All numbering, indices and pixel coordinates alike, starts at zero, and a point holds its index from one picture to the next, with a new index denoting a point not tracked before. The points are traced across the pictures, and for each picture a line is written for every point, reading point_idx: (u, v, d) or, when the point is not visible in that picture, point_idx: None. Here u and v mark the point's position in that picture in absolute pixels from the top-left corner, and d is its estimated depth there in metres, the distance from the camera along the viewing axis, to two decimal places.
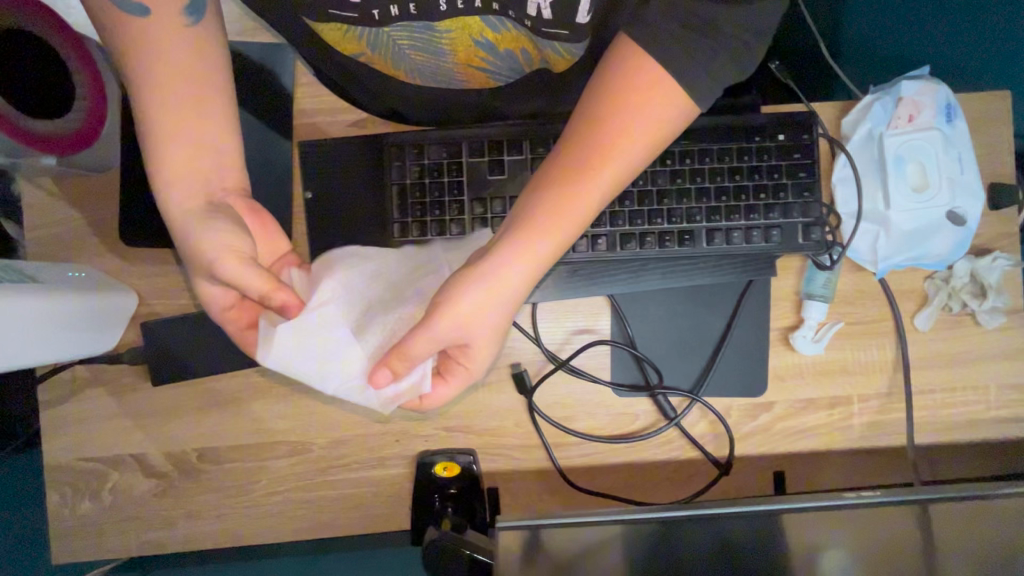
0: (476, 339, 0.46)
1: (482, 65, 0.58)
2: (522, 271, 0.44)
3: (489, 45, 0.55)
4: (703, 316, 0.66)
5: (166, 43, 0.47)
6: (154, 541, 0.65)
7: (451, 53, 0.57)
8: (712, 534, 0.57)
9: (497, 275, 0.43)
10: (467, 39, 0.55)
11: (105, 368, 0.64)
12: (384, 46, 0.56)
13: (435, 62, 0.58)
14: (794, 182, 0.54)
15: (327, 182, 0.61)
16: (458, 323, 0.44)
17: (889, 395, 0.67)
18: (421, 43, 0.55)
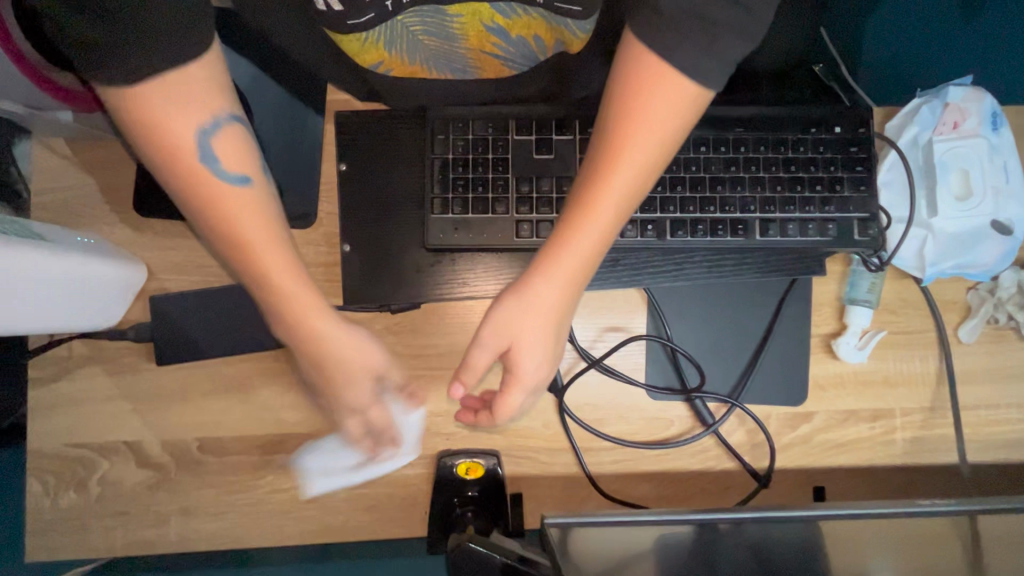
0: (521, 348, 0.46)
1: (494, 48, 0.54)
2: (556, 278, 0.45)
3: (502, 30, 0.52)
4: (744, 319, 0.63)
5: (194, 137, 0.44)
6: (143, 539, 0.59)
7: (462, 38, 0.53)
8: (757, 548, 0.52)
9: (533, 286, 0.45)
10: (478, 25, 0.51)
11: (106, 345, 0.59)
12: (395, 41, 0.52)
13: (447, 50, 0.54)
14: (850, 175, 0.53)
15: (364, 160, 0.60)
16: (502, 333, 0.46)
17: (934, 409, 0.64)
18: (433, 31, 0.51)
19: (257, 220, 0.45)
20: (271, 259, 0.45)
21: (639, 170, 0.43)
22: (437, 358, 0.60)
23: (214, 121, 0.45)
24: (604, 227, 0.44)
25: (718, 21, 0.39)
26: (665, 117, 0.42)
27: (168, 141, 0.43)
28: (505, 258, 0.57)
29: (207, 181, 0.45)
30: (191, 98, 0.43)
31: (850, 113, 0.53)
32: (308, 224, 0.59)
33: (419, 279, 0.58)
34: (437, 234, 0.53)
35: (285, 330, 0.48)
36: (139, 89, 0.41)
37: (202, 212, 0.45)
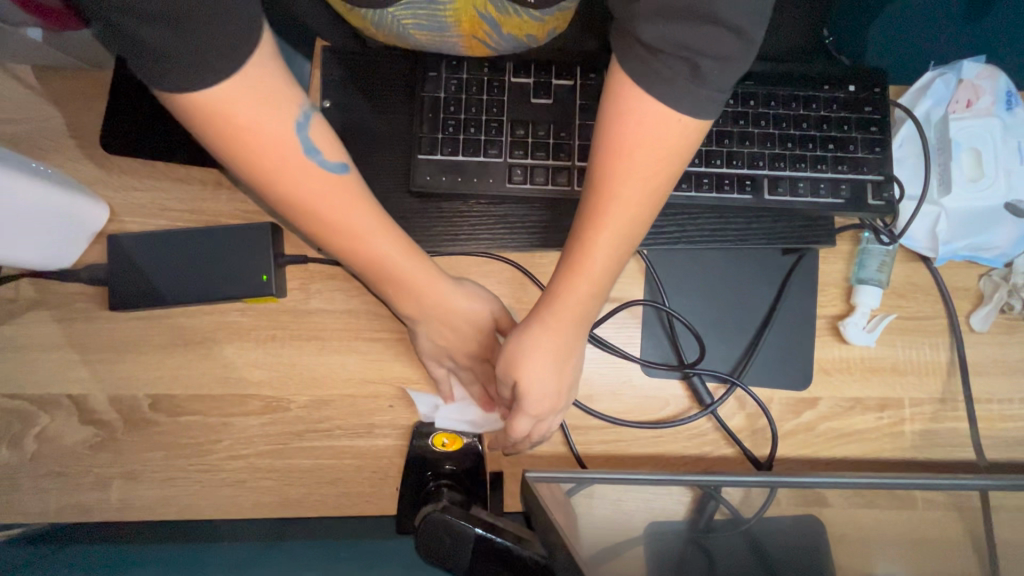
0: (532, 381, 0.48)
1: (488, 43, 0.50)
2: (567, 313, 0.47)
3: (496, 23, 0.48)
4: (747, 294, 0.60)
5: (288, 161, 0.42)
6: (80, 504, 0.53)
7: (455, 31, 0.49)
8: None
9: (550, 318, 0.47)
10: (472, 16, 0.47)
11: (57, 288, 0.55)
12: (387, 27, 0.49)
13: (439, 42, 0.50)
14: (864, 135, 0.52)
15: (349, 102, 0.56)
16: (516, 366, 0.49)
17: (945, 400, 0.60)
18: (424, 21, 0.47)
19: (358, 210, 0.44)
20: (382, 246, 0.46)
21: (638, 207, 0.44)
22: None
23: (303, 116, 0.42)
24: (607, 266, 0.46)
25: (699, 45, 0.38)
26: (661, 154, 0.42)
27: (263, 143, 0.40)
28: (497, 208, 0.54)
29: (301, 173, 0.42)
30: (273, 95, 0.40)
31: (865, 74, 0.53)
32: None
33: (402, 227, 0.54)
34: (423, 175, 0.51)
35: (401, 299, 0.49)
36: (241, 118, 0.39)
37: (300, 212, 0.44)
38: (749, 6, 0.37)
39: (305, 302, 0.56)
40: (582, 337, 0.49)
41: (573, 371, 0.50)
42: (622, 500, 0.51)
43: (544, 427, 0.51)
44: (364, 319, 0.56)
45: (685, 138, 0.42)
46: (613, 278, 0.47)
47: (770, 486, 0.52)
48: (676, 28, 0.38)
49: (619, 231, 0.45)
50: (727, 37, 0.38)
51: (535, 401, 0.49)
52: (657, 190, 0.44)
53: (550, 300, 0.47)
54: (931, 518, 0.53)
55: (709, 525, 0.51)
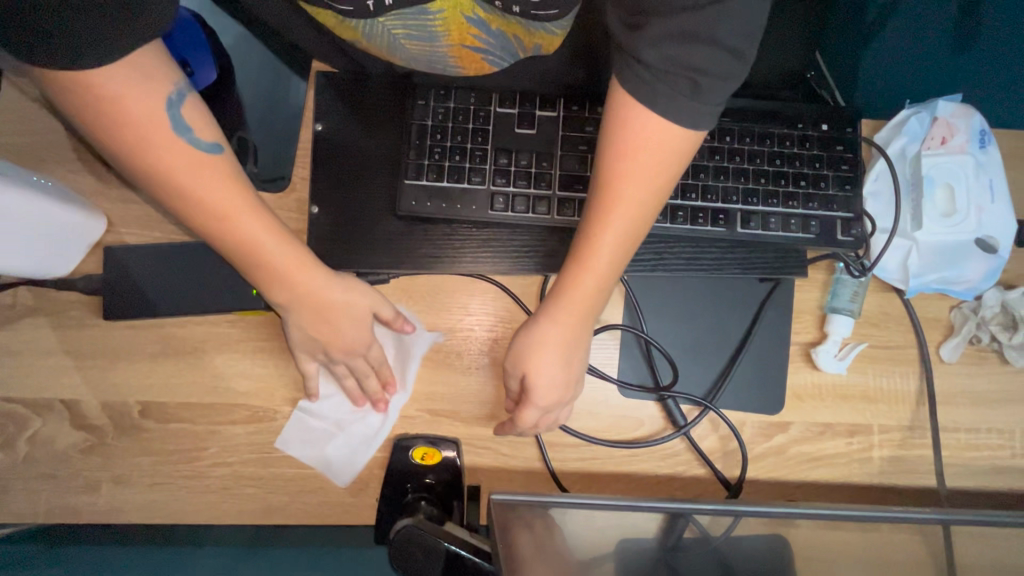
0: (537, 374, 0.51)
1: (478, 47, 0.52)
2: (574, 306, 0.49)
3: (483, 23, 0.49)
4: (723, 320, 0.61)
5: (165, 139, 0.43)
6: (69, 506, 0.55)
7: (443, 37, 0.50)
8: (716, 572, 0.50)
9: (557, 310, 0.50)
10: (459, 18, 0.48)
11: (54, 295, 0.57)
12: (379, 38, 0.51)
13: (429, 49, 0.52)
14: (836, 173, 0.54)
15: (342, 123, 0.58)
16: (525, 360, 0.51)
17: (913, 428, 0.62)
18: (415, 30, 0.49)
19: (235, 192, 0.46)
20: (257, 231, 0.47)
21: (642, 208, 0.46)
22: (403, 334, 0.58)
23: (174, 94, 0.43)
24: (611, 265, 0.48)
25: (699, 63, 0.41)
26: (664, 158, 0.44)
27: (133, 120, 0.41)
28: (480, 233, 0.56)
29: (177, 152, 0.43)
30: (149, 73, 0.41)
31: (837, 113, 0.55)
32: (282, 186, 0.58)
33: (389, 249, 0.56)
34: (409, 201, 0.53)
35: (272, 284, 0.50)
36: (115, 93, 0.40)
37: (175, 192, 0.44)
38: (743, 28, 0.40)
39: None
40: (586, 332, 0.51)
41: (579, 367, 0.52)
42: (594, 519, 0.52)
43: (551, 418, 0.53)
44: None
45: (686, 144, 0.44)
46: (617, 279, 0.49)
47: (734, 513, 0.54)
48: (677, 50, 0.41)
49: (624, 230, 0.46)
50: (725, 57, 0.41)
51: (538, 393, 0.51)
52: (659, 192, 0.46)
53: (557, 296, 0.49)
54: (894, 544, 0.55)
55: (677, 544, 0.53)
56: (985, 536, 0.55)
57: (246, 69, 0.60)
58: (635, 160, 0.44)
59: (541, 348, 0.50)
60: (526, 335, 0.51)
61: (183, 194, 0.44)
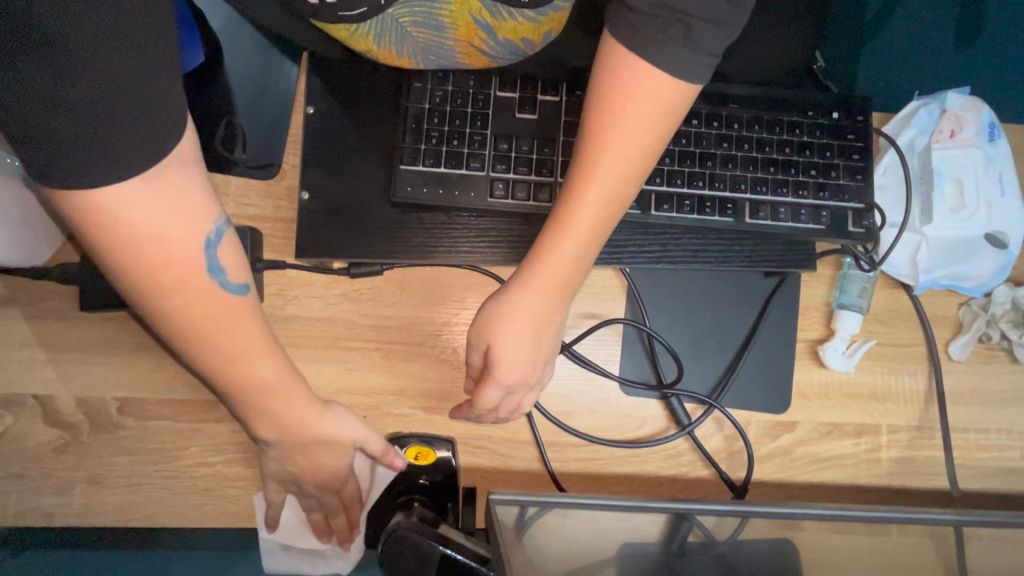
0: (507, 344, 0.48)
1: (485, 50, 0.49)
2: (554, 271, 0.46)
3: (491, 28, 0.47)
4: (728, 315, 0.59)
5: (195, 287, 0.40)
6: (41, 508, 0.52)
7: (451, 34, 0.47)
8: None
9: (533, 274, 0.46)
10: (467, 17, 0.46)
11: (28, 285, 0.54)
12: (387, 40, 0.48)
13: (436, 47, 0.49)
14: (846, 162, 0.53)
15: (335, 108, 0.56)
16: (495, 330, 0.48)
17: (921, 429, 0.60)
18: (422, 20, 0.46)
19: (252, 331, 0.43)
20: (265, 370, 0.44)
21: (630, 165, 0.44)
22: (396, 329, 0.56)
23: (214, 233, 0.41)
24: (595, 226, 0.45)
25: (693, 6, 0.39)
26: (655, 113, 0.43)
27: (160, 255, 0.38)
28: (479, 222, 0.54)
29: (203, 295, 0.41)
30: (189, 209, 0.39)
31: (847, 101, 0.54)
32: (272, 174, 0.56)
33: (383, 237, 0.54)
34: (405, 186, 0.51)
35: (262, 421, 0.47)
36: (149, 228, 0.37)
37: (189, 328, 0.41)
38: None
39: (281, 309, 0.55)
40: (563, 305, 0.48)
41: (551, 344, 0.49)
42: (595, 520, 0.49)
43: (513, 401, 0.50)
44: (341, 328, 0.55)
45: (676, 99, 0.43)
46: (600, 244, 0.47)
47: (742, 515, 0.51)
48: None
49: (610, 187, 0.44)
50: (719, 2, 0.40)
51: (507, 366, 0.48)
52: (647, 150, 0.44)
53: (540, 258, 0.46)
54: (904, 547, 0.53)
55: (682, 549, 0.52)
56: (996, 540, 0.53)
57: (234, 51, 0.57)
58: (625, 113, 0.43)
59: (514, 316, 0.47)
60: (500, 303, 0.48)
61: (195, 331, 0.41)
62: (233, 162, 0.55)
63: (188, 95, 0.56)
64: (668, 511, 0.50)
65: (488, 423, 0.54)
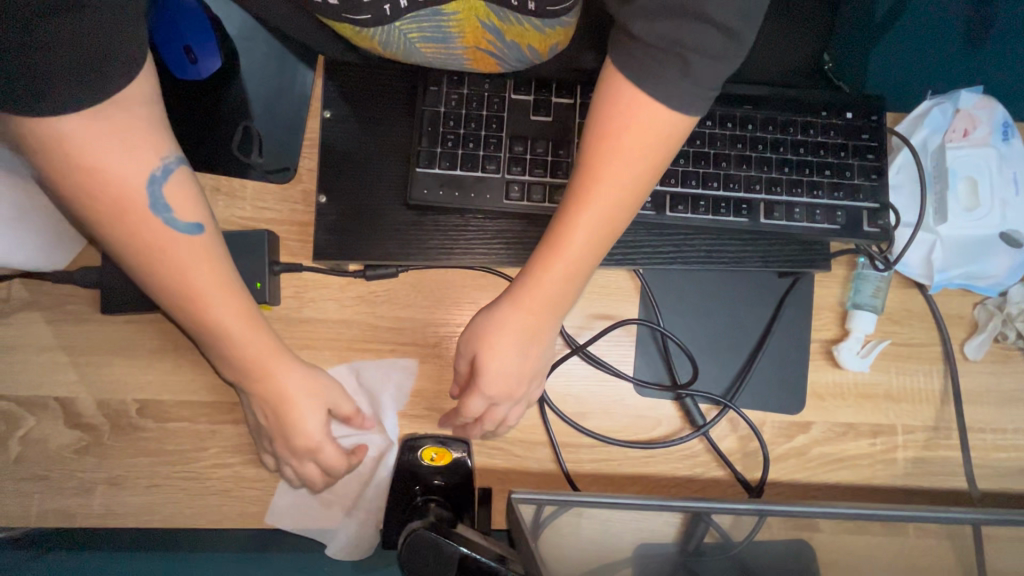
0: (491, 362, 0.48)
1: (493, 54, 0.49)
2: (540, 295, 0.47)
3: (497, 31, 0.47)
4: (741, 315, 0.59)
5: (143, 216, 0.41)
6: (62, 509, 0.52)
7: (457, 41, 0.48)
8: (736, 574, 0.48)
9: (521, 296, 0.47)
10: (473, 23, 0.46)
11: (49, 289, 0.54)
12: (396, 45, 0.50)
13: (443, 54, 0.50)
14: (861, 162, 0.53)
15: (350, 112, 0.56)
16: (483, 349, 0.49)
17: (937, 428, 0.60)
18: (430, 33, 0.47)
19: (209, 272, 0.44)
20: (225, 315, 0.45)
21: (621, 193, 0.44)
22: (412, 330, 0.56)
23: (161, 170, 0.41)
24: (583, 252, 0.46)
25: (689, 39, 0.39)
26: (648, 143, 0.43)
27: (106, 187, 0.39)
28: (494, 223, 0.54)
29: (151, 229, 0.42)
30: (131, 139, 0.40)
31: (860, 101, 0.54)
32: (288, 178, 0.56)
33: (399, 239, 0.54)
34: (421, 189, 0.51)
35: (227, 362, 0.48)
36: (90, 159, 0.38)
37: (143, 261, 0.42)
38: (739, 6, 0.38)
39: (298, 312, 0.55)
40: (551, 326, 0.49)
41: (540, 363, 0.50)
42: (611, 522, 0.50)
43: (499, 413, 0.51)
44: (357, 330, 0.56)
45: (670, 130, 0.43)
46: (589, 269, 0.47)
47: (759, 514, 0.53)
48: (667, 24, 0.39)
49: (601, 216, 0.44)
50: (717, 35, 0.39)
51: (490, 382, 0.49)
52: (639, 180, 0.44)
53: (528, 283, 0.47)
54: (926, 548, 0.52)
55: (698, 549, 0.51)
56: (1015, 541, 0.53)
57: (250, 57, 0.58)
58: (617, 143, 0.43)
59: (500, 335, 0.48)
60: (489, 322, 0.49)
61: (152, 273, 0.43)
62: (250, 167, 0.56)
63: (205, 101, 0.56)
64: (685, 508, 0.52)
65: (474, 433, 0.54)
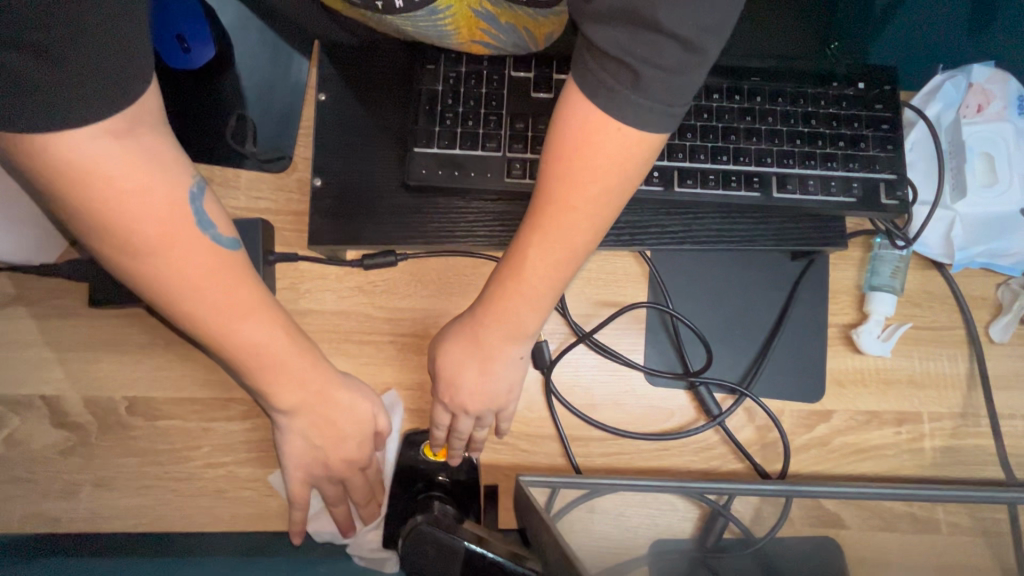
0: (449, 375, 0.48)
1: (486, 49, 0.51)
2: (505, 320, 0.45)
3: (491, 16, 0.48)
4: (754, 300, 0.57)
5: (173, 241, 0.37)
6: (46, 513, 0.49)
7: (452, 33, 0.50)
8: None
9: (485, 317, 0.46)
10: (467, 8, 0.48)
11: (37, 283, 0.53)
12: (392, 35, 0.51)
13: (439, 45, 0.51)
14: (875, 133, 0.53)
15: (346, 96, 0.55)
16: (444, 364, 0.48)
17: (966, 415, 0.56)
18: (423, 26, 0.49)
19: (248, 285, 0.41)
20: (269, 329, 0.43)
21: (577, 221, 0.41)
22: (411, 321, 0.54)
23: (196, 187, 0.39)
24: (546, 278, 0.43)
25: (643, 53, 0.34)
26: (611, 170, 0.39)
27: (148, 215, 0.36)
28: (496, 205, 0.52)
29: (190, 252, 0.38)
30: (170, 166, 0.37)
31: (875, 72, 0.54)
32: (283, 166, 0.55)
33: (396, 225, 0.53)
34: (419, 169, 0.50)
35: (266, 383, 0.45)
36: (134, 184, 0.35)
37: (180, 288, 0.38)
38: (699, 16, 0.33)
39: (294, 303, 0.53)
40: (522, 350, 0.47)
41: (500, 380, 0.48)
42: (624, 517, 0.47)
43: (477, 430, 0.50)
44: (355, 321, 0.53)
45: (630, 151, 0.38)
46: (554, 295, 0.45)
47: (785, 497, 0.49)
48: (621, 34, 0.34)
49: (554, 242, 0.42)
50: (675, 49, 0.34)
51: (452, 398, 0.48)
52: (608, 209, 0.41)
53: (486, 302, 0.45)
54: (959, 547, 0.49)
55: (718, 545, 0.48)
56: None
57: (245, 46, 0.57)
58: (571, 165, 0.39)
59: (460, 355, 0.47)
60: (453, 334, 0.48)
61: (183, 299, 0.39)
62: (244, 155, 0.54)
63: (197, 90, 0.55)
64: (703, 496, 0.49)
65: (464, 462, 0.52)
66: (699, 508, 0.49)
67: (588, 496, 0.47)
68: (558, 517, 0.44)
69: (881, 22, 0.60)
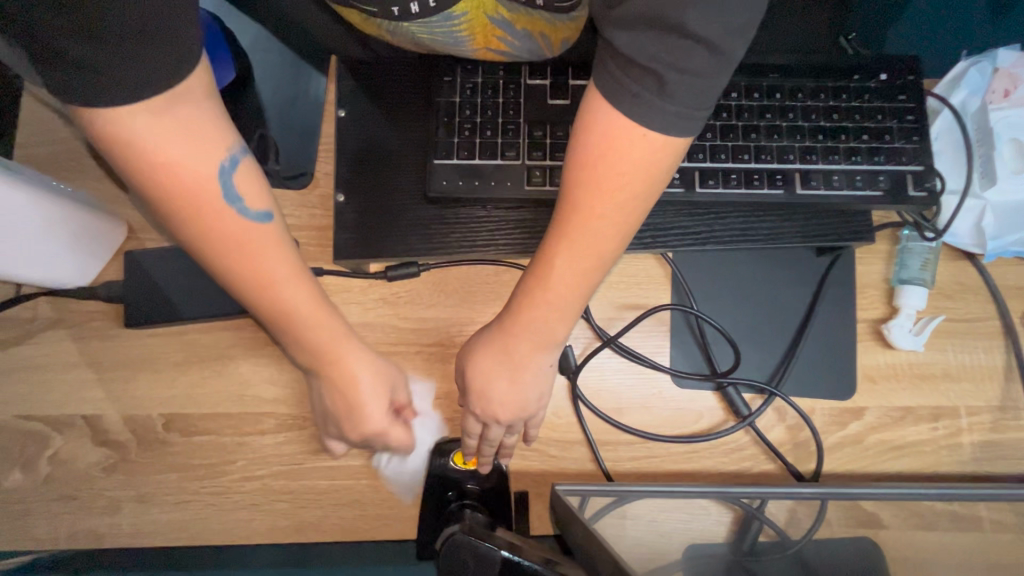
0: (479, 383, 0.48)
1: (501, 49, 0.51)
2: (536, 328, 0.45)
3: (508, 25, 0.48)
4: (781, 298, 0.57)
5: (211, 208, 0.38)
6: (92, 530, 0.51)
7: (467, 40, 0.50)
8: None
9: (515, 327, 0.46)
10: (484, 18, 0.47)
11: (74, 306, 0.54)
12: (404, 37, 0.51)
13: (454, 49, 0.51)
14: (900, 123, 0.52)
15: (366, 111, 0.56)
16: (475, 372, 0.48)
17: (1005, 408, 0.55)
18: (440, 34, 0.49)
19: (278, 256, 0.41)
20: (299, 299, 0.42)
21: (602, 229, 0.41)
22: (436, 331, 0.54)
23: (228, 161, 0.38)
24: (571, 285, 0.43)
25: (670, 59, 0.34)
26: (638, 178, 0.39)
27: (181, 187, 0.37)
28: (518, 212, 0.53)
29: (219, 221, 0.38)
30: (203, 139, 0.36)
31: (895, 63, 0.53)
32: (305, 183, 0.56)
33: (419, 236, 0.53)
34: (441, 180, 0.51)
35: (295, 348, 0.45)
36: (161, 158, 0.35)
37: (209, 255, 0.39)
38: (726, 17, 0.33)
39: None
40: (550, 357, 0.47)
41: (531, 388, 0.48)
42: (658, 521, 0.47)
43: (506, 437, 0.50)
44: (381, 333, 0.54)
45: (653, 157, 0.38)
46: (582, 303, 0.45)
47: (821, 499, 0.49)
48: (648, 40, 0.34)
49: (580, 252, 0.42)
50: (701, 54, 0.34)
51: (484, 406, 0.48)
52: (634, 216, 0.41)
53: (512, 313, 0.46)
54: (1006, 545, 0.47)
55: (754, 549, 0.47)
56: None
57: (264, 67, 0.58)
58: (595, 174, 0.39)
59: (490, 364, 0.47)
60: (481, 344, 0.48)
61: (220, 267, 0.40)
62: (268, 175, 0.55)
63: None
64: (737, 498, 0.48)
65: (494, 469, 0.52)
66: (738, 510, 0.49)
67: (618, 502, 0.47)
68: (595, 520, 0.45)
69: (898, 11, 0.59)
